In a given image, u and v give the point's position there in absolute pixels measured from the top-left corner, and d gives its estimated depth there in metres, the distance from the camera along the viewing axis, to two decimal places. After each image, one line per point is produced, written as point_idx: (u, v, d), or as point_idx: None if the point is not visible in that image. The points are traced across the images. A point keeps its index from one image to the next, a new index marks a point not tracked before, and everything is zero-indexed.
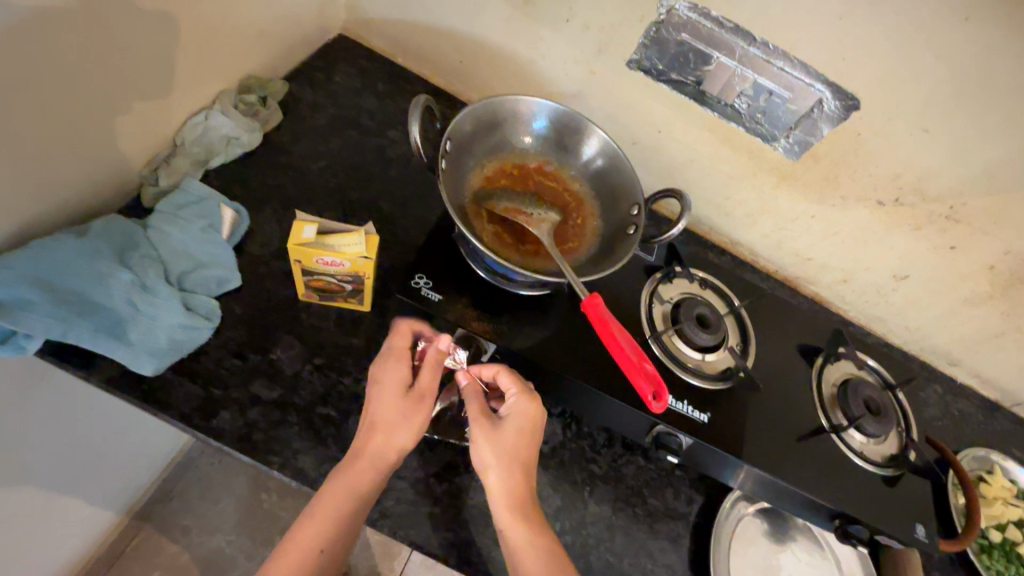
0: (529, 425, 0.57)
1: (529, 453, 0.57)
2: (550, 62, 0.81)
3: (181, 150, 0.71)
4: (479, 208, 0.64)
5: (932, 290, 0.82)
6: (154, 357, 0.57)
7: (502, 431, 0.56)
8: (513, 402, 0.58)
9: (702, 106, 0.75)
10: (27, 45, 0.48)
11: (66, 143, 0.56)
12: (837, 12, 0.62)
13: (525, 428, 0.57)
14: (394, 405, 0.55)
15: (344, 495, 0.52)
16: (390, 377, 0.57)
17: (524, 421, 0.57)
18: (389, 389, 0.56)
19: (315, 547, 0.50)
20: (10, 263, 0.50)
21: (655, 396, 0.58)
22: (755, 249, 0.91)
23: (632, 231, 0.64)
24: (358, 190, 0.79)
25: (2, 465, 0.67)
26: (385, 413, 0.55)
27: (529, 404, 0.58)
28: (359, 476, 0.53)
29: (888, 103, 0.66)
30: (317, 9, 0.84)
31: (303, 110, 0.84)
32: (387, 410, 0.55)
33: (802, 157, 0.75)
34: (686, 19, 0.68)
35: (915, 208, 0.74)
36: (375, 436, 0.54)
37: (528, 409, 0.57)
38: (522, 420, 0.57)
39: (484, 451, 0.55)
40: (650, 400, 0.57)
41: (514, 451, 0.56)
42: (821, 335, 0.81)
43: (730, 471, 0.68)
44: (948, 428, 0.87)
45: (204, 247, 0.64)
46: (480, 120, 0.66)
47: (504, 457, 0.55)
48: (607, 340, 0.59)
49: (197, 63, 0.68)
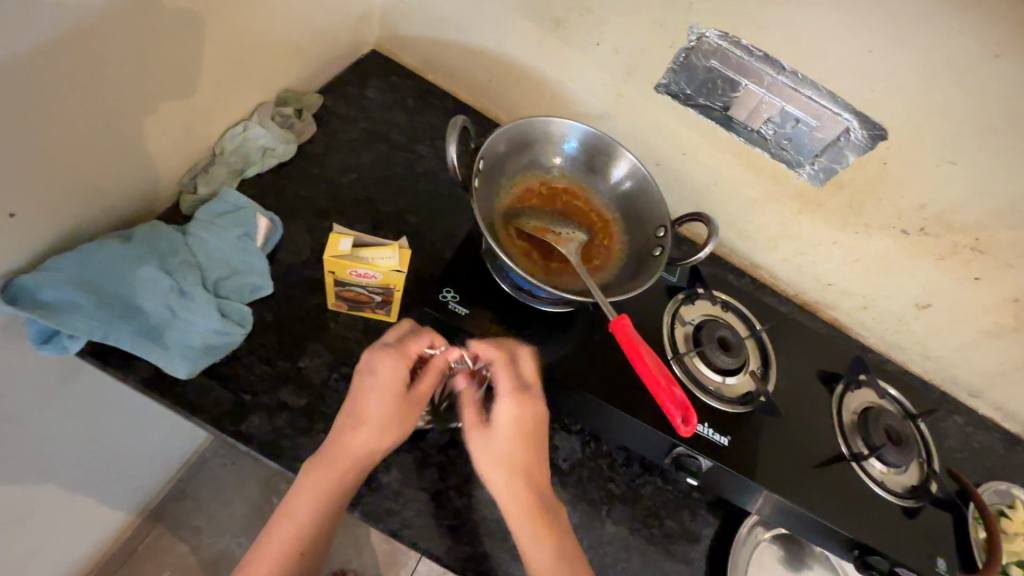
0: (521, 429, 0.56)
1: (529, 458, 0.56)
2: (579, 83, 0.83)
3: (220, 159, 0.73)
4: (509, 225, 0.65)
5: (954, 320, 0.81)
6: (188, 360, 0.59)
7: (493, 438, 0.56)
8: (502, 407, 0.56)
9: (728, 131, 0.76)
10: (79, 56, 0.50)
11: (113, 150, 0.59)
12: (866, 45, 0.63)
13: (518, 431, 0.56)
14: (390, 407, 0.54)
15: (327, 493, 0.52)
16: (387, 406, 0.54)
17: (516, 423, 0.56)
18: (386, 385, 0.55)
19: (297, 548, 0.50)
20: (59, 267, 0.53)
21: (683, 420, 0.59)
22: (775, 273, 0.92)
23: (658, 253, 0.65)
24: (387, 202, 0.81)
25: (33, 459, 0.69)
26: (378, 411, 0.54)
27: (519, 408, 0.57)
28: (341, 472, 0.53)
29: (915, 134, 0.67)
30: (352, 25, 0.87)
31: (335, 123, 0.86)
32: (382, 410, 0.54)
33: (827, 184, 0.75)
34: (716, 46, 0.69)
35: (939, 238, 0.74)
36: (362, 434, 0.53)
37: (519, 413, 0.57)
38: (512, 424, 0.56)
39: (487, 456, 0.56)
40: (678, 423, 0.58)
41: (513, 458, 0.56)
42: (841, 361, 0.80)
43: (749, 495, 0.68)
44: (968, 460, 0.86)
45: (239, 255, 0.65)
46: (513, 141, 0.67)
47: (495, 461, 0.56)
48: (635, 362, 0.60)
49: (235, 76, 0.70)
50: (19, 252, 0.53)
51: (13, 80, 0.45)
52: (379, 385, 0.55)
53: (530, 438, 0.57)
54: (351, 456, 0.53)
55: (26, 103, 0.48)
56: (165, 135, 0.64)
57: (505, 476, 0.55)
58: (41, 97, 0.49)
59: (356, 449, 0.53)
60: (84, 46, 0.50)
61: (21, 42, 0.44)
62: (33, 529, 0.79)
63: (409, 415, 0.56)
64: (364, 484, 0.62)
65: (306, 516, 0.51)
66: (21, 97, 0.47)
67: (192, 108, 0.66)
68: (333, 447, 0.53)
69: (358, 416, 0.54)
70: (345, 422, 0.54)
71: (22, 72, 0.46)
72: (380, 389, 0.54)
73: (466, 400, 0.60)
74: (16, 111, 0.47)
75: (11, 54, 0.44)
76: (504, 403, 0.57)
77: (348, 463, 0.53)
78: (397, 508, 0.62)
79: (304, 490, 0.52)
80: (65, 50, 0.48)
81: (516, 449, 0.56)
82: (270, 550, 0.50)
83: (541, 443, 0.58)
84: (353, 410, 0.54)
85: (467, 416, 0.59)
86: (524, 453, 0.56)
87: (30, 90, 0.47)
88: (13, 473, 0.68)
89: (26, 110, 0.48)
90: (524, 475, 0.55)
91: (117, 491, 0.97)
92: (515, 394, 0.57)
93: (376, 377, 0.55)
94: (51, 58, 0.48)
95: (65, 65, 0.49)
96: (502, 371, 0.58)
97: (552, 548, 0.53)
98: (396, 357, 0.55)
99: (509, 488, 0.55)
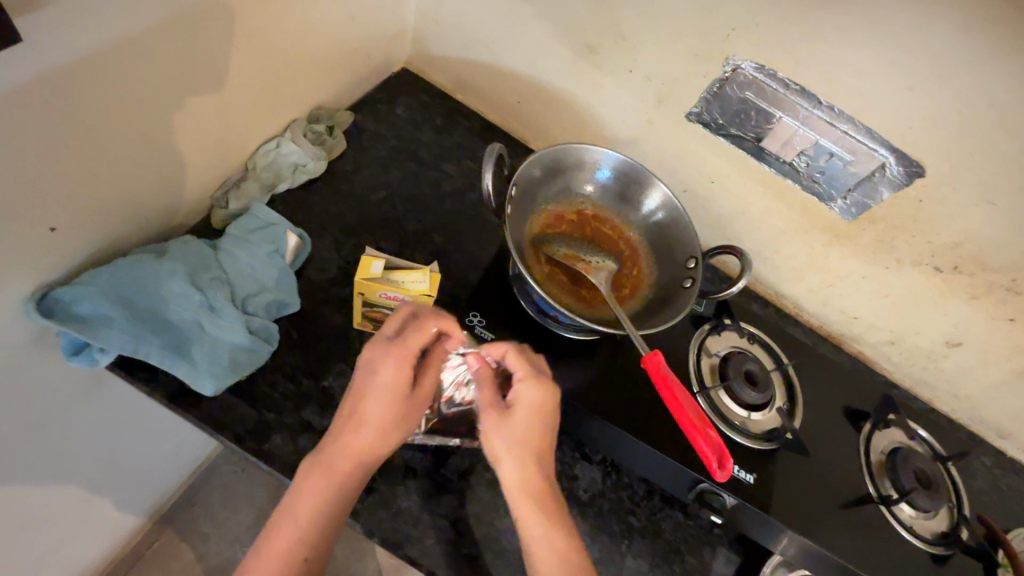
0: (539, 417, 0.56)
1: (544, 451, 0.56)
2: (609, 108, 0.83)
3: (252, 174, 0.74)
4: (538, 251, 0.65)
5: (986, 361, 0.79)
6: (215, 376, 0.58)
7: (510, 421, 0.55)
8: (521, 388, 0.56)
9: (759, 162, 0.76)
10: (120, 71, 0.50)
11: (151, 164, 0.60)
12: (906, 84, 0.62)
13: (535, 417, 0.56)
14: (393, 409, 0.54)
15: (329, 497, 0.51)
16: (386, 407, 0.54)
17: (534, 406, 0.56)
18: (388, 384, 0.54)
19: (298, 555, 0.49)
20: (96, 281, 0.53)
21: (718, 464, 0.58)
22: (800, 304, 0.90)
23: (688, 285, 0.64)
24: (413, 221, 0.81)
25: (51, 463, 0.69)
26: (379, 412, 0.53)
27: (541, 395, 0.56)
28: (342, 476, 0.52)
29: (953, 173, 0.65)
30: (384, 44, 0.88)
31: (365, 140, 0.87)
32: (382, 409, 0.53)
33: (858, 219, 0.74)
34: (751, 78, 0.69)
35: (974, 277, 0.72)
36: (363, 435, 0.53)
37: (540, 399, 0.56)
38: (531, 408, 0.56)
39: (505, 439, 0.55)
40: (715, 468, 0.57)
41: (529, 446, 0.55)
42: (869, 399, 0.79)
43: (773, 535, 0.66)
44: (998, 503, 0.83)
45: (268, 272, 0.65)
46: (546, 167, 0.67)
47: (513, 447, 0.55)
48: (672, 406, 0.59)
49: (269, 94, 0.71)
50: (57, 265, 0.54)
51: (52, 95, 0.46)
52: (381, 384, 0.54)
53: (545, 424, 0.57)
54: (351, 457, 0.52)
55: (64, 116, 0.48)
56: (200, 151, 0.65)
57: (520, 462, 0.54)
58: (82, 112, 0.49)
59: (355, 449, 0.53)
60: (124, 59, 0.50)
61: (61, 55, 0.45)
62: (46, 534, 0.79)
63: (410, 416, 0.55)
64: (385, 508, 0.61)
65: (308, 515, 0.50)
66: (59, 109, 0.47)
67: (229, 125, 0.67)
68: (332, 447, 0.53)
69: (356, 414, 0.54)
70: (344, 423, 0.53)
71: (64, 87, 0.46)
72: (381, 386, 0.54)
73: (484, 378, 0.58)
74: (54, 124, 0.47)
75: (50, 66, 0.44)
76: (524, 386, 0.56)
77: (348, 463, 0.52)
78: (416, 535, 0.61)
79: (306, 494, 0.51)
80: (106, 66, 0.49)
81: (530, 434, 0.55)
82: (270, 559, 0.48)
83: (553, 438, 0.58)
84: (352, 411, 0.54)
85: (483, 396, 0.57)
86: (540, 438, 0.56)
87: (68, 102, 0.48)
88: (29, 480, 0.67)
89: (64, 123, 0.48)
90: (540, 464, 0.55)
91: (130, 498, 0.97)
92: (536, 378, 0.57)
93: (377, 376, 0.54)
94: (91, 73, 0.48)
95: (105, 80, 0.49)
96: (513, 355, 0.58)
97: (563, 544, 0.52)
98: (398, 355, 0.55)
99: (524, 474, 0.54)
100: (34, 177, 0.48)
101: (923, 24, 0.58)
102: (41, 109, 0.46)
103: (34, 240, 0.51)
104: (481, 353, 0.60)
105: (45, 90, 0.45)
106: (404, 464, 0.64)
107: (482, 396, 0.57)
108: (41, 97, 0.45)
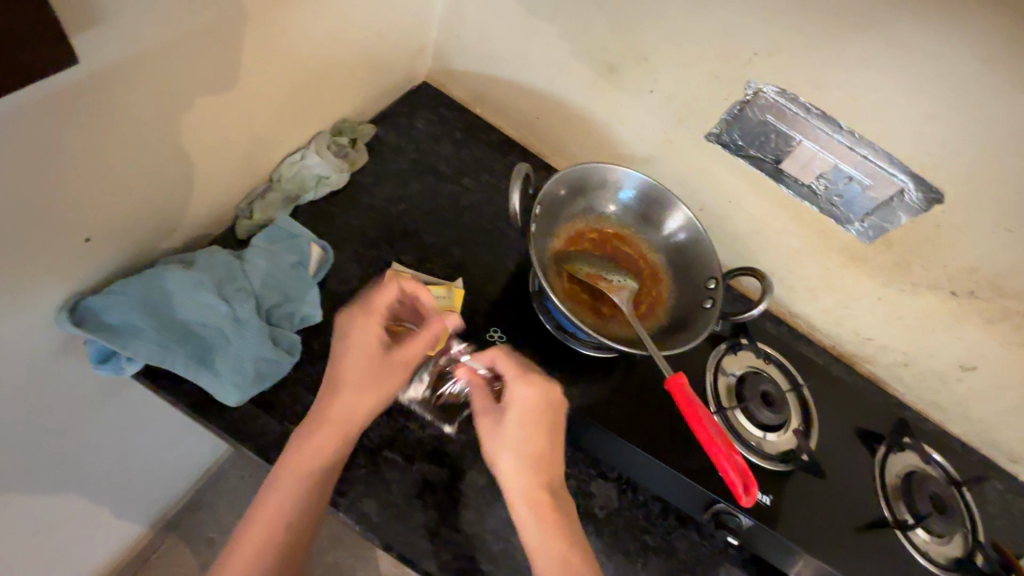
0: (534, 415, 0.57)
1: (544, 453, 0.57)
2: (628, 126, 0.84)
3: (277, 185, 0.75)
4: (560, 269, 0.66)
5: (1000, 385, 0.79)
6: (238, 387, 0.59)
7: (503, 427, 0.57)
8: (513, 391, 0.57)
9: (778, 184, 0.77)
10: (156, 84, 0.51)
11: (181, 174, 0.60)
12: (928, 112, 0.62)
13: (527, 418, 0.57)
14: (366, 368, 0.58)
15: (313, 464, 0.55)
16: (354, 368, 0.58)
17: (527, 409, 0.57)
18: (358, 347, 0.59)
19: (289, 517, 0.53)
20: (125, 290, 0.54)
21: (744, 489, 0.57)
22: (813, 323, 0.91)
23: (708, 306, 0.65)
24: (433, 234, 0.82)
25: (65, 470, 0.69)
26: (352, 374, 0.58)
27: (533, 392, 0.57)
28: (323, 442, 0.56)
29: (973, 199, 0.66)
30: (407, 58, 0.89)
31: (386, 152, 0.88)
32: (353, 368, 0.58)
33: (876, 242, 0.75)
34: (772, 101, 0.70)
35: (991, 303, 0.73)
36: (340, 395, 0.57)
37: (532, 397, 0.57)
38: (521, 409, 0.57)
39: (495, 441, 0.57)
40: (740, 494, 0.56)
41: (525, 449, 0.56)
42: (885, 422, 0.79)
43: (788, 556, 0.66)
44: (1010, 529, 0.82)
45: (292, 283, 0.67)
46: (570, 186, 0.69)
47: (504, 446, 0.56)
48: (696, 427, 0.58)
49: (297, 108, 0.72)
50: (88, 272, 0.55)
51: (91, 106, 0.46)
52: (354, 348, 0.59)
53: (541, 425, 0.57)
54: (330, 421, 0.57)
55: (99, 124, 0.48)
56: (228, 162, 0.66)
57: (513, 465, 0.56)
58: (120, 124, 0.50)
59: (334, 411, 0.57)
60: (160, 70, 0.50)
61: (101, 69, 0.45)
62: (57, 539, 0.78)
63: (385, 379, 0.59)
64: (402, 521, 0.62)
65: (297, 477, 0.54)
66: (96, 120, 0.48)
67: (256, 136, 0.68)
68: (316, 410, 0.57)
69: (335, 378, 0.58)
70: (325, 388, 0.58)
71: (102, 100, 0.47)
72: (355, 352, 0.59)
73: (478, 387, 0.61)
74: (90, 132, 0.48)
75: (90, 79, 0.45)
76: (514, 387, 0.57)
77: (330, 424, 0.56)
78: (433, 550, 0.61)
79: (285, 462, 0.54)
80: (143, 80, 0.49)
81: (514, 436, 0.56)
82: (256, 521, 0.52)
83: (548, 444, 0.57)
84: (330, 376, 0.59)
85: (477, 404, 0.60)
86: (535, 436, 0.56)
87: (106, 112, 0.48)
88: (43, 486, 0.67)
89: (98, 132, 0.49)
90: (536, 463, 0.56)
91: (139, 505, 0.96)
92: (525, 378, 0.57)
93: (352, 342, 0.59)
94: (129, 87, 0.49)
95: (141, 93, 0.50)
96: (501, 358, 0.59)
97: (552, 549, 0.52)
98: (366, 319, 0.60)
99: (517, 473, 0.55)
100: (68, 187, 0.49)
101: (949, 54, 0.58)
102: (80, 116, 0.46)
103: (67, 249, 0.52)
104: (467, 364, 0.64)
105: (84, 98, 0.46)
106: (422, 478, 0.65)
107: (475, 402, 0.60)
108: (79, 105, 0.46)
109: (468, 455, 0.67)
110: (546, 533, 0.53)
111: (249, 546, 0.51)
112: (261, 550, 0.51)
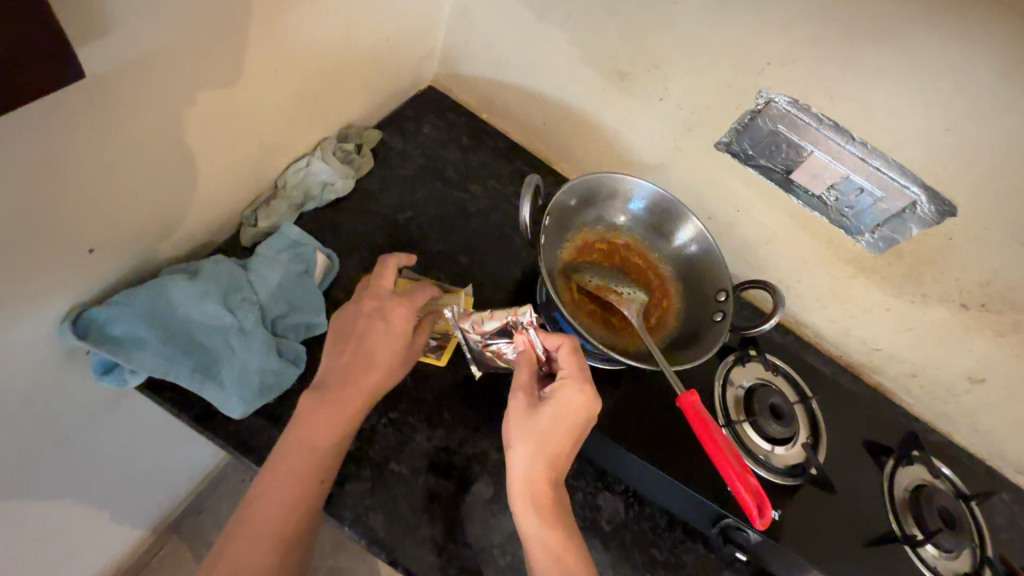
0: (573, 418, 0.55)
1: (567, 450, 0.56)
2: (636, 134, 0.83)
3: (282, 192, 0.74)
4: (570, 280, 0.66)
5: (1009, 397, 0.78)
6: (243, 399, 0.59)
7: (536, 416, 0.55)
8: (564, 390, 0.56)
9: (788, 194, 0.76)
10: (159, 94, 0.50)
11: (186, 183, 0.60)
12: (943, 124, 0.61)
13: (564, 416, 0.55)
14: (397, 354, 0.59)
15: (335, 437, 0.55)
16: (388, 353, 0.59)
17: (571, 411, 0.55)
18: (395, 331, 0.59)
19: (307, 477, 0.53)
20: (131, 301, 0.54)
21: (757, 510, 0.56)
22: (820, 332, 0.90)
23: (719, 319, 0.64)
24: (439, 242, 0.81)
25: (66, 478, 0.68)
26: (385, 359, 0.58)
27: (582, 398, 0.56)
28: (351, 416, 0.56)
29: (987, 213, 0.65)
30: (414, 62, 0.88)
31: (392, 158, 0.87)
32: (390, 354, 0.58)
33: (886, 253, 0.74)
34: (783, 111, 0.69)
35: (1002, 315, 0.72)
36: (374, 373, 0.58)
37: (579, 403, 0.55)
38: (564, 408, 0.55)
39: (521, 428, 0.55)
40: (754, 515, 0.55)
41: (551, 443, 0.55)
42: (893, 434, 0.78)
43: (796, 571, 0.66)
44: (1018, 542, 0.81)
45: (297, 293, 0.66)
46: (580, 198, 0.69)
47: (529, 437, 0.55)
48: (707, 444, 0.57)
49: (304, 115, 0.72)
50: (94, 284, 0.55)
51: (93, 117, 0.45)
52: (391, 333, 0.59)
53: (576, 427, 0.55)
54: (360, 396, 0.57)
55: (103, 134, 0.47)
56: (233, 170, 0.66)
57: (529, 455, 0.54)
58: (124, 135, 0.49)
59: (365, 389, 0.57)
60: (165, 79, 0.49)
61: (105, 81, 0.45)
62: (58, 547, 0.78)
63: (405, 365, 0.61)
64: (408, 534, 0.61)
65: (324, 442, 0.55)
66: (99, 132, 0.47)
67: (262, 143, 0.68)
68: (350, 385, 0.56)
69: (369, 357, 0.58)
70: (356, 363, 0.57)
71: (105, 110, 0.46)
72: (390, 334, 0.59)
73: (525, 362, 0.59)
74: (94, 142, 0.47)
75: (95, 92, 0.44)
76: (566, 386, 0.56)
77: (358, 400, 0.57)
78: (440, 564, 0.61)
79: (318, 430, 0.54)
80: (147, 90, 0.48)
81: (553, 424, 0.55)
82: (284, 476, 0.53)
83: (579, 441, 0.57)
84: (365, 355, 0.58)
85: (518, 379, 0.59)
86: (566, 436, 0.55)
87: (110, 124, 0.47)
88: (45, 494, 0.66)
89: (104, 143, 0.48)
90: (556, 458, 0.55)
91: (140, 511, 0.96)
92: (580, 383, 0.56)
93: (387, 323, 0.59)
94: (134, 98, 0.48)
95: (145, 104, 0.49)
96: (569, 353, 0.58)
97: (549, 534, 0.53)
98: (406, 306, 0.60)
99: (531, 463, 0.54)
100: (72, 199, 0.48)
101: (967, 66, 0.57)
102: (84, 128, 0.45)
103: (72, 261, 0.51)
104: (530, 337, 0.60)
105: (89, 110, 0.45)
106: (429, 491, 0.64)
107: (518, 377, 0.59)
108: (83, 116, 0.45)
109: (475, 467, 0.67)
110: (545, 525, 0.53)
111: (263, 490, 0.52)
112: (273, 500, 0.52)
